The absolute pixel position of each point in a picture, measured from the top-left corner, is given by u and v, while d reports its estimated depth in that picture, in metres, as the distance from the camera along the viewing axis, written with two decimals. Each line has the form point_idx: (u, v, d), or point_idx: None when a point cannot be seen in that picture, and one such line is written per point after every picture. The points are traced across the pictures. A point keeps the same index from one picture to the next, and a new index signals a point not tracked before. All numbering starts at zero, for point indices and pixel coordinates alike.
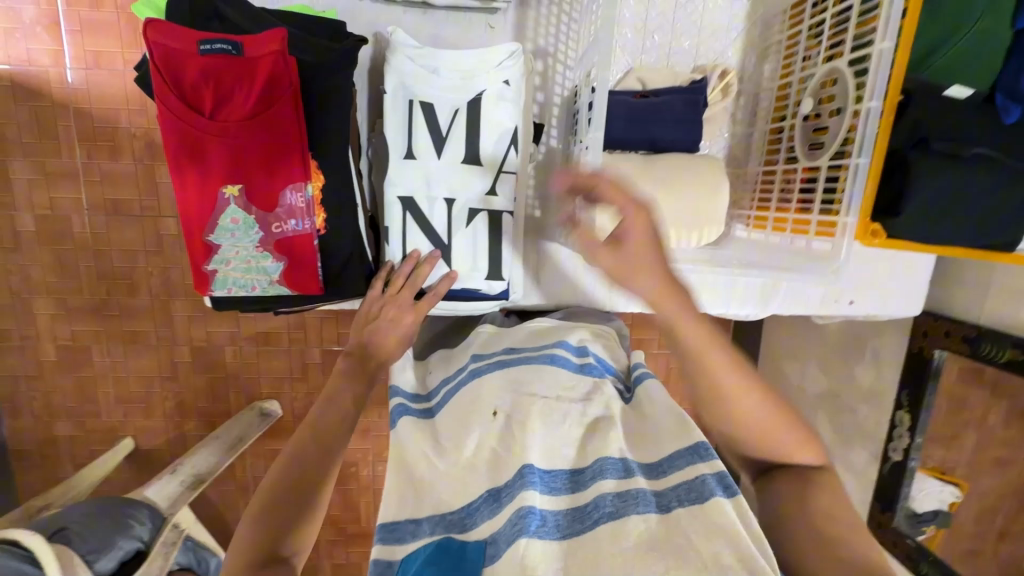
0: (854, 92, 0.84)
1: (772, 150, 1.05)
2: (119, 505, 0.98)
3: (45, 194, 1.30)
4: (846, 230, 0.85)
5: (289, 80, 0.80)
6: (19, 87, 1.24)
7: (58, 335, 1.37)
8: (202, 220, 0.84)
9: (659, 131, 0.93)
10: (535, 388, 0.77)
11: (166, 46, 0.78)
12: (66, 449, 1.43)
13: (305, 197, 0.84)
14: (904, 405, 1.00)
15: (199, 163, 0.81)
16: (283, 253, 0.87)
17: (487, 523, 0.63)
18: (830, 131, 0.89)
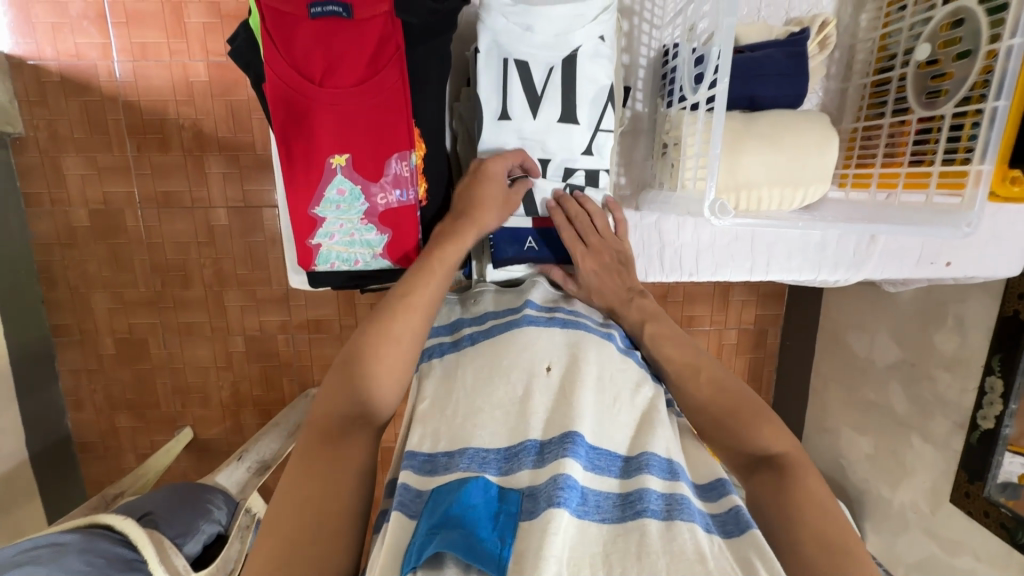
0: (989, 32, 0.73)
1: (873, 106, 0.91)
2: (197, 491, 1.01)
3: (97, 188, 1.30)
4: (980, 178, 0.74)
5: (395, 42, 0.77)
6: (68, 82, 1.25)
7: (116, 328, 1.39)
8: (308, 192, 0.81)
9: (761, 87, 0.81)
10: (592, 355, 0.72)
11: (279, 11, 0.76)
12: (127, 439, 1.46)
13: (410, 166, 0.81)
14: (996, 370, 0.92)
15: (309, 131, 0.78)
16: (387, 225, 0.83)
17: (529, 474, 0.61)
18: (956, 76, 0.77)
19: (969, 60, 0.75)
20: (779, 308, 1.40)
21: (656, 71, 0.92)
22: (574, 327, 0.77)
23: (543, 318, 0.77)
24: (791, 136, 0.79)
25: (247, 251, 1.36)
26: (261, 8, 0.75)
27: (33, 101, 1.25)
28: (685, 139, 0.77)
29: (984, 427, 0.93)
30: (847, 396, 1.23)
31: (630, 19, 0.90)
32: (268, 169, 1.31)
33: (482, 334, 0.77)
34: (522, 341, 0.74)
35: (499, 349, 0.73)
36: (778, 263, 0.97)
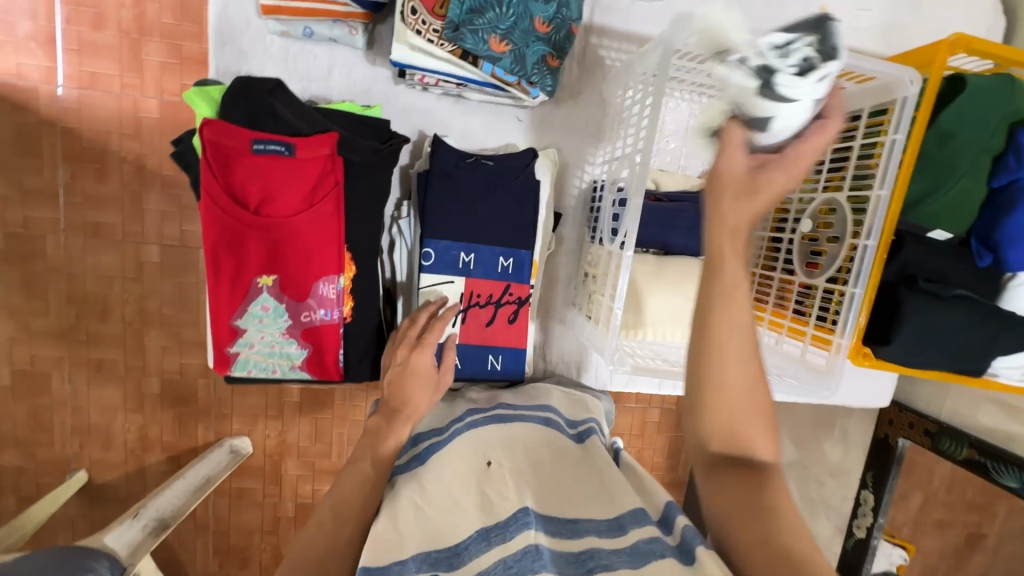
0: (852, 225, 0.84)
1: (769, 257, 1.01)
2: (77, 557, 0.94)
3: (18, 211, 1.23)
4: (840, 349, 0.84)
5: (333, 182, 0.85)
6: (3, 99, 1.19)
7: (15, 359, 1.29)
8: (232, 306, 0.85)
9: (672, 236, 0.90)
10: (519, 444, 0.82)
11: (220, 146, 0.80)
12: (10, 480, 1.33)
13: (337, 289, 0.87)
14: (869, 484, 1.06)
15: (241, 251, 0.83)
16: (309, 340, 0.89)
17: (479, 559, 0.62)
18: (828, 254, 0.87)
19: (837, 243, 0.86)
20: None
21: (581, 202, 1.09)
22: (510, 421, 0.86)
23: (482, 419, 0.86)
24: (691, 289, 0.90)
25: (176, 291, 1.31)
26: (201, 138, 0.80)
27: None
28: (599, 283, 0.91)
29: (858, 535, 1.06)
30: None
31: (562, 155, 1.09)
32: None
33: (428, 453, 0.79)
34: (457, 453, 0.79)
35: (450, 461, 0.78)
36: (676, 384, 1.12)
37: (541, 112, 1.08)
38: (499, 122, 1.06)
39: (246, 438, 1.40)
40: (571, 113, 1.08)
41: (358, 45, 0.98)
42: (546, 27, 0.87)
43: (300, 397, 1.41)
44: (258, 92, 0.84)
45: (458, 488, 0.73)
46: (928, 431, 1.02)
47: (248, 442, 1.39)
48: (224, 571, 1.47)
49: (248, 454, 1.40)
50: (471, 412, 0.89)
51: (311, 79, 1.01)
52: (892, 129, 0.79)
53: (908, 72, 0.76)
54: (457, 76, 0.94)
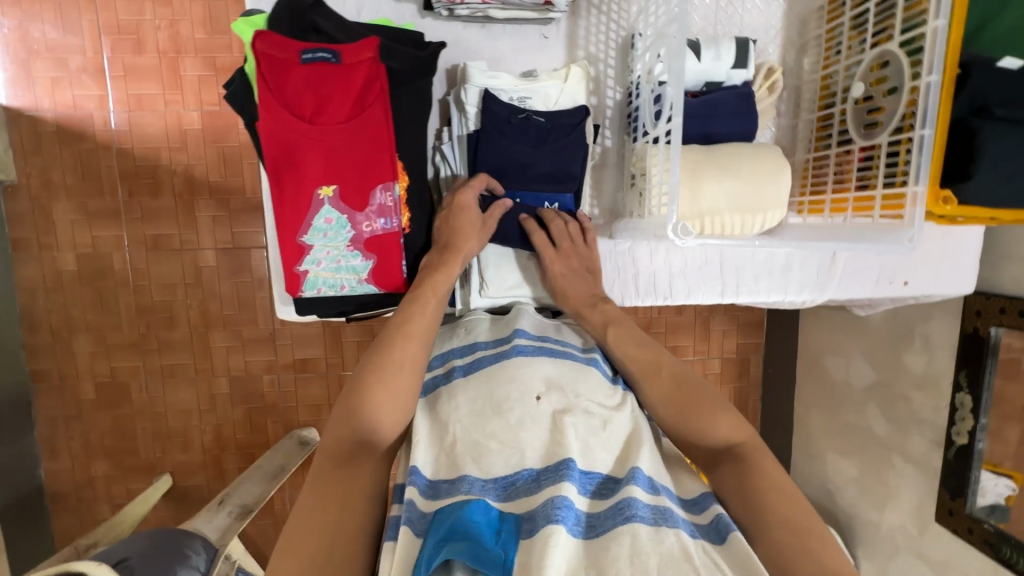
0: (910, 70, 0.79)
1: (822, 137, 0.97)
2: (177, 536, 0.98)
3: (87, 233, 1.32)
4: (916, 200, 0.79)
5: (379, 86, 0.83)
6: (64, 131, 1.29)
7: (97, 372, 1.37)
8: (297, 221, 0.85)
9: (715, 125, 0.88)
10: (576, 390, 0.73)
11: (273, 59, 0.81)
12: (102, 489, 1.41)
13: (394, 196, 0.85)
14: (964, 387, 0.95)
15: (299, 164, 0.83)
16: (373, 251, 0.87)
17: (524, 498, 0.61)
18: (886, 110, 0.83)
19: (895, 95, 0.81)
20: (759, 336, 1.45)
21: (622, 111, 0.99)
22: (562, 357, 0.77)
23: (530, 348, 0.77)
24: (749, 163, 0.85)
25: (234, 291, 1.37)
26: (254, 53, 0.81)
27: (28, 150, 1.28)
28: (649, 169, 0.83)
29: (959, 443, 0.95)
30: (829, 420, 1.25)
31: (595, 65, 0.98)
32: (257, 212, 1.35)
33: (472, 367, 0.76)
34: (511, 371, 0.73)
35: (488, 382, 0.72)
36: (747, 286, 1.01)
37: (567, 21, 0.95)
38: (526, 42, 0.95)
39: (313, 429, 1.43)
40: (607, 18, 0.96)
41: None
42: None
43: None
44: (301, 11, 0.83)
45: (496, 424, 0.68)
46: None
47: (314, 432, 1.41)
48: None
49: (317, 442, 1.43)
50: (519, 333, 0.80)
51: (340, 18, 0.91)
52: None
53: None
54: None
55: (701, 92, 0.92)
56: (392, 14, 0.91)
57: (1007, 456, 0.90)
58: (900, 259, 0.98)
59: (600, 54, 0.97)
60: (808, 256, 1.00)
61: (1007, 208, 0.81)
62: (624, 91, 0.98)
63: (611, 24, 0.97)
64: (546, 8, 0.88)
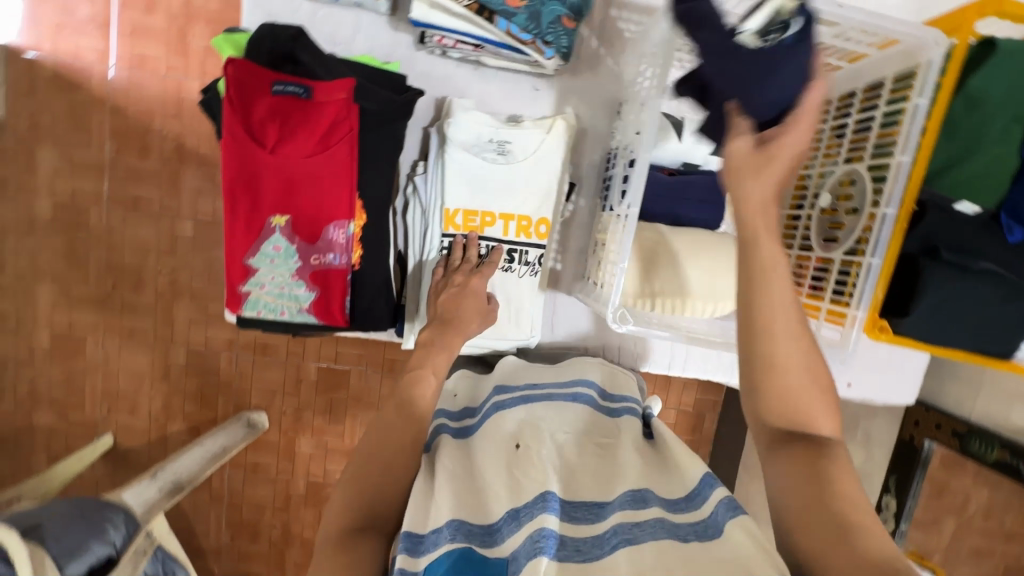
0: (871, 195, 0.84)
1: (788, 235, 1.02)
2: (98, 507, 0.98)
3: (68, 183, 1.31)
4: (855, 322, 0.86)
5: (348, 126, 0.83)
6: (60, 78, 1.27)
7: (55, 323, 1.36)
8: (246, 245, 0.86)
9: (684, 208, 0.90)
10: (543, 424, 0.85)
11: (241, 82, 0.80)
12: (42, 439, 1.40)
13: (346, 235, 0.87)
14: None
15: (255, 190, 0.84)
16: (317, 284, 0.89)
17: (510, 539, 0.63)
18: (846, 227, 0.88)
19: (856, 215, 0.86)
20: (717, 395, 1.47)
21: (598, 172, 1.02)
22: (537, 400, 0.90)
23: (506, 402, 0.89)
24: (707, 254, 0.86)
25: (206, 265, 1.37)
26: (223, 74, 0.80)
27: (21, 91, 1.27)
28: (608, 243, 0.88)
29: None
30: None
31: (582, 123, 1.01)
32: None
33: (468, 429, 0.87)
34: (489, 423, 0.85)
35: (483, 440, 0.82)
36: (693, 364, 1.11)
37: (561, 77, 0.99)
38: (518, 91, 0.99)
39: (264, 414, 1.43)
40: (599, 81, 1.00)
41: (382, 10, 0.92)
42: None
43: (317, 376, 1.44)
44: (281, 37, 0.83)
45: (480, 457, 0.78)
46: (957, 432, 0.98)
47: (264, 416, 1.42)
48: (235, 544, 1.50)
49: (265, 429, 1.43)
50: (499, 390, 0.92)
51: (334, 44, 0.95)
52: (916, 94, 0.78)
53: (935, 34, 0.75)
54: (474, 35, 0.87)
55: (678, 169, 0.94)
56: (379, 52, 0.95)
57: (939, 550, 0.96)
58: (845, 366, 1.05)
59: (587, 113, 1.01)
60: None
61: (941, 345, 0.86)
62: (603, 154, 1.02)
63: (601, 86, 1.00)
64: (537, 64, 0.93)
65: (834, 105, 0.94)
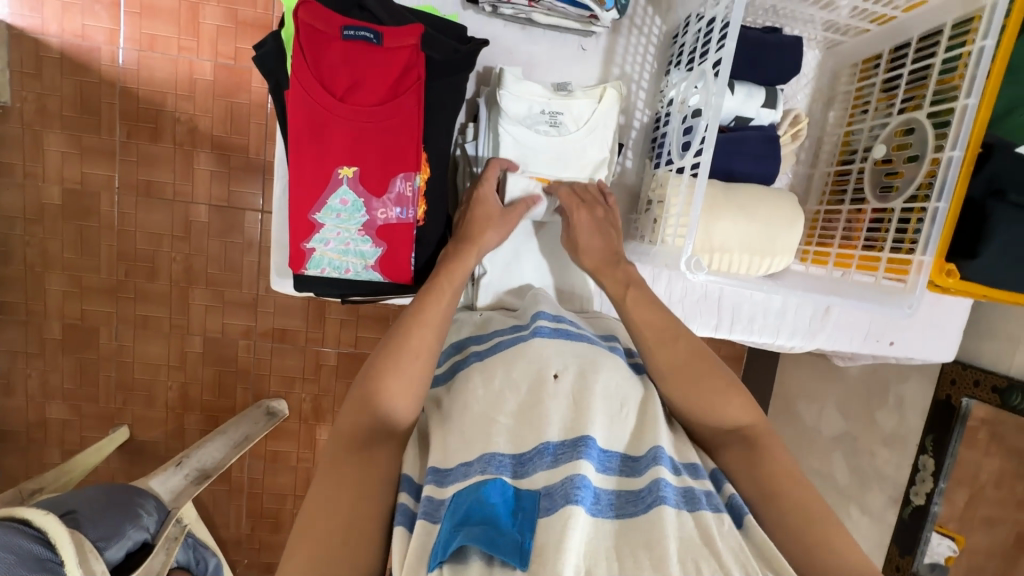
0: (934, 142, 0.85)
1: (836, 192, 1.03)
2: (129, 493, 0.95)
3: (77, 168, 1.28)
4: (921, 268, 0.84)
5: (418, 73, 0.83)
6: (68, 60, 1.24)
7: (67, 313, 1.33)
8: (313, 198, 0.85)
9: (738, 163, 0.91)
10: (596, 370, 0.74)
11: (315, 30, 0.81)
12: (55, 433, 1.37)
13: (414, 186, 0.85)
14: (929, 449, 1.00)
15: (324, 141, 0.83)
16: (384, 240, 0.87)
17: (545, 476, 0.63)
18: (906, 176, 0.89)
19: (916, 164, 0.87)
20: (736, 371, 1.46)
21: (646, 134, 1.03)
22: (577, 340, 0.79)
23: (544, 329, 0.79)
24: (764, 210, 0.88)
25: (222, 250, 1.34)
26: (297, 21, 0.80)
27: (26, 74, 1.23)
28: (670, 199, 0.85)
29: (916, 504, 1.01)
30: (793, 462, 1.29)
31: (629, 84, 1.01)
32: (258, 174, 1.32)
33: (487, 352, 0.80)
34: (526, 352, 0.76)
35: (502, 364, 0.76)
36: (741, 324, 1.04)
37: (608, 36, 0.98)
38: (564, 51, 0.98)
39: (281, 401, 1.41)
40: (646, 39, 1.00)
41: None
42: None
43: (337, 361, 1.42)
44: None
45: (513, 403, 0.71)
46: (997, 387, 0.94)
47: (283, 404, 1.39)
48: (255, 535, 1.48)
49: (285, 416, 1.40)
50: (540, 315, 0.82)
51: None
52: (981, 36, 0.77)
53: None
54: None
55: (730, 126, 0.92)
56: (439, 3, 0.93)
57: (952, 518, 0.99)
58: (893, 321, 1.02)
59: (635, 74, 1.00)
60: (801, 307, 1.04)
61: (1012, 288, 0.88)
62: (652, 114, 1.02)
63: (649, 45, 1.00)
64: (590, 21, 0.92)
65: (884, 58, 0.94)
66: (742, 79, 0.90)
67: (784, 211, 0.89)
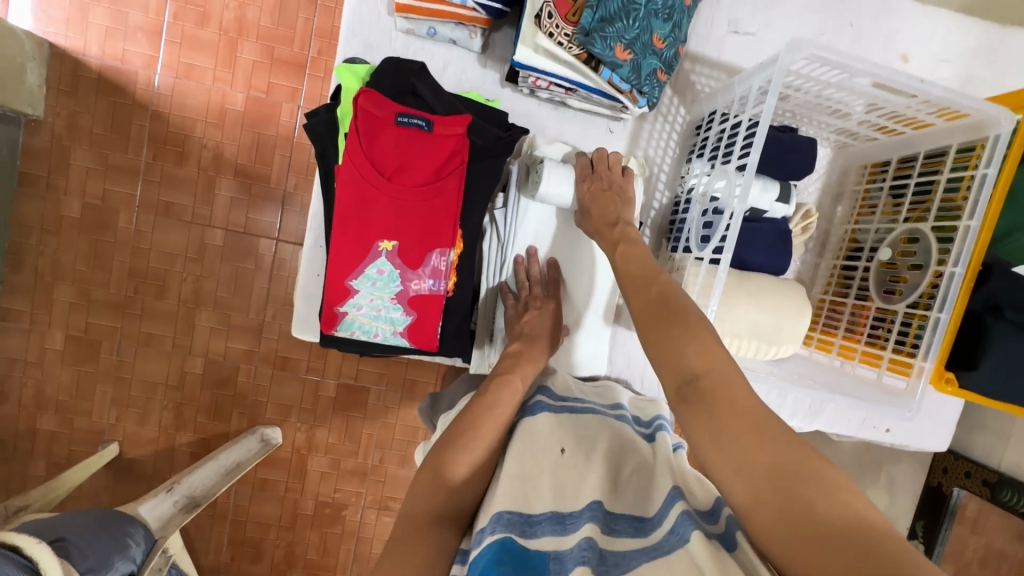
0: (937, 256, 0.91)
1: (841, 285, 1.08)
2: (119, 520, 0.94)
3: (100, 184, 1.30)
4: (921, 373, 0.90)
5: (461, 160, 0.91)
6: (104, 80, 1.28)
7: (70, 325, 1.33)
8: (350, 267, 0.91)
9: (750, 254, 0.95)
10: (595, 443, 0.84)
11: (371, 114, 0.88)
12: (43, 444, 1.35)
13: (447, 261, 0.92)
14: None
15: (365, 214, 0.89)
16: (414, 308, 0.93)
17: (553, 539, 0.66)
18: (909, 282, 0.94)
19: (920, 272, 0.92)
20: None
21: (665, 215, 1.08)
22: (576, 413, 0.90)
23: (547, 404, 0.90)
24: (774, 299, 0.92)
25: (233, 274, 1.36)
26: (357, 106, 0.88)
27: (61, 90, 1.27)
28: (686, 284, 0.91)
29: None
30: None
31: (651, 166, 1.08)
32: (277, 204, 1.35)
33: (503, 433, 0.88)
34: (533, 428, 0.84)
35: (519, 441, 0.83)
36: None
37: (633, 123, 1.06)
38: (593, 131, 1.06)
39: (277, 429, 1.40)
40: (669, 127, 1.08)
41: (475, 48, 1.00)
42: (662, 43, 0.88)
43: (335, 393, 1.42)
44: (406, 72, 0.92)
45: (535, 476, 0.77)
46: (989, 480, 1.15)
47: (277, 432, 1.39)
48: (234, 564, 1.45)
49: (277, 445, 1.39)
50: (540, 390, 0.93)
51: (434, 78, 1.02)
52: (983, 163, 0.85)
53: (1005, 112, 0.82)
54: (572, 81, 0.92)
55: (745, 216, 0.95)
56: (483, 87, 1.03)
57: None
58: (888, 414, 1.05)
59: (657, 157, 1.08)
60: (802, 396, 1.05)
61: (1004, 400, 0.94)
62: (670, 197, 1.09)
63: (672, 134, 1.08)
64: (619, 109, 0.99)
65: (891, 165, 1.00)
66: (760, 174, 0.94)
67: (787, 299, 0.94)
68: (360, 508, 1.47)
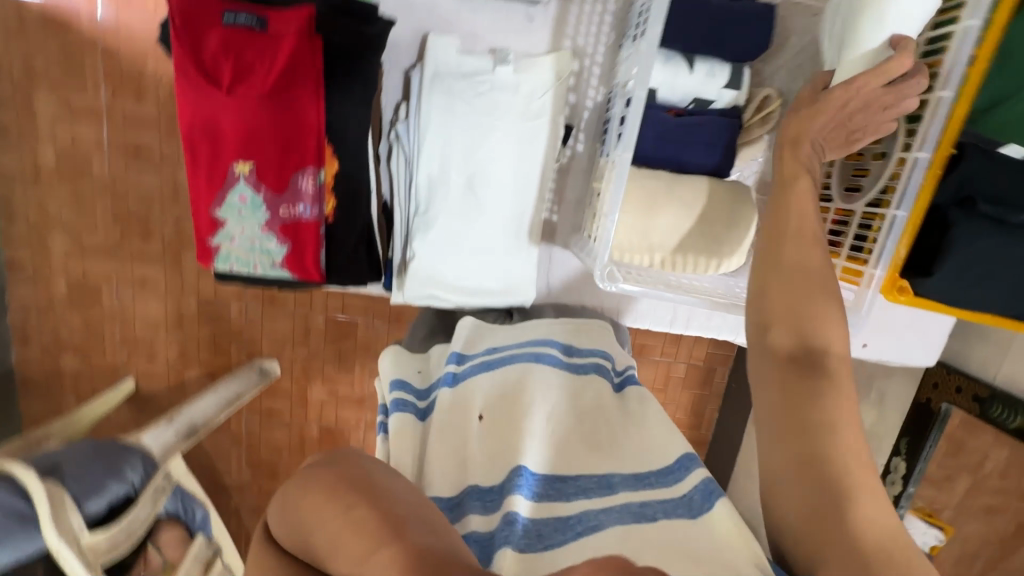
0: (903, 139, 0.82)
1: None
2: (114, 448, 1.01)
3: (67, 130, 1.29)
4: (871, 281, 0.87)
5: (311, 68, 0.88)
6: (49, 17, 1.22)
7: (70, 272, 1.39)
8: (213, 196, 0.95)
9: (689, 154, 0.92)
10: (517, 398, 0.80)
11: (190, 20, 0.85)
12: (70, 381, 1.47)
13: (316, 183, 0.94)
14: (902, 453, 1.13)
15: (217, 136, 0.91)
16: (288, 236, 0.98)
17: (483, 518, 0.67)
18: (871, 174, 0.87)
19: (883, 161, 0.85)
20: (730, 349, 1.43)
21: (598, 114, 1.07)
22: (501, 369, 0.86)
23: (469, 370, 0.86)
24: (706, 208, 0.90)
25: None
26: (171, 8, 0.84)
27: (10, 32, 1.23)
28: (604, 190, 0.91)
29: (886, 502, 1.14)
30: None
31: (581, 59, 1.05)
32: None
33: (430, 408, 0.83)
34: (452, 400, 0.82)
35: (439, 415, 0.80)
36: (695, 321, 1.21)
37: (557, 8, 1.02)
38: (512, 23, 1.02)
39: (274, 360, 1.47)
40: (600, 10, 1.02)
41: None
42: None
43: (324, 326, 1.45)
44: None
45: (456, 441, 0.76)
46: (979, 396, 1.03)
47: (274, 364, 1.45)
48: (256, 482, 1.58)
49: (277, 376, 1.47)
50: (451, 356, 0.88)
51: None
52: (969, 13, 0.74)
53: None
54: None
55: (691, 108, 0.94)
56: None
57: (948, 507, 1.06)
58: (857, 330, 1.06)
59: (586, 46, 1.04)
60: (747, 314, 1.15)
61: (964, 308, 0.86)
62: (604, 95, 1.06)
63: (604, 20, 1.02)
64: None
65: None
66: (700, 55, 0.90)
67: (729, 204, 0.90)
68: (362, 431, 1.54)
